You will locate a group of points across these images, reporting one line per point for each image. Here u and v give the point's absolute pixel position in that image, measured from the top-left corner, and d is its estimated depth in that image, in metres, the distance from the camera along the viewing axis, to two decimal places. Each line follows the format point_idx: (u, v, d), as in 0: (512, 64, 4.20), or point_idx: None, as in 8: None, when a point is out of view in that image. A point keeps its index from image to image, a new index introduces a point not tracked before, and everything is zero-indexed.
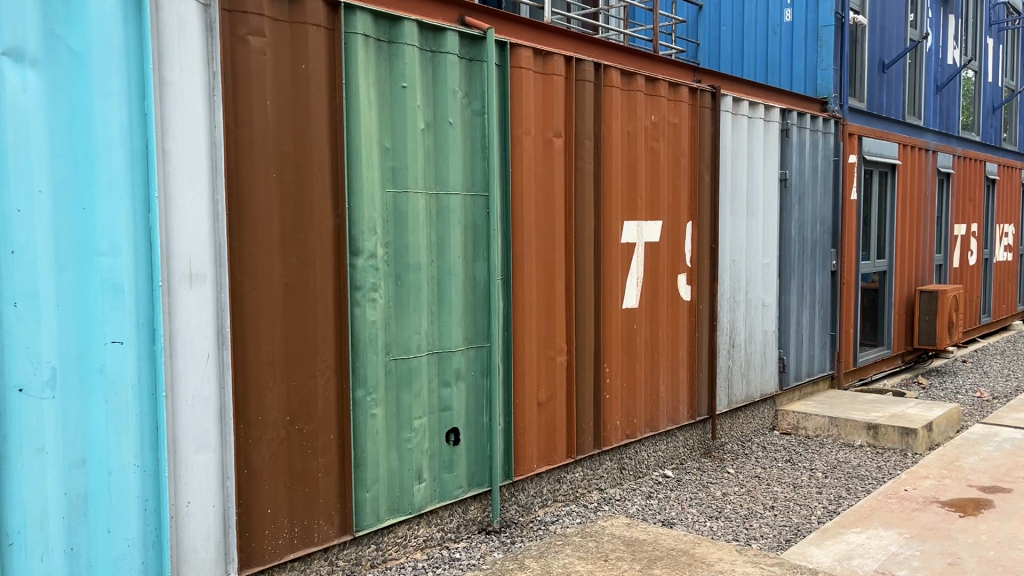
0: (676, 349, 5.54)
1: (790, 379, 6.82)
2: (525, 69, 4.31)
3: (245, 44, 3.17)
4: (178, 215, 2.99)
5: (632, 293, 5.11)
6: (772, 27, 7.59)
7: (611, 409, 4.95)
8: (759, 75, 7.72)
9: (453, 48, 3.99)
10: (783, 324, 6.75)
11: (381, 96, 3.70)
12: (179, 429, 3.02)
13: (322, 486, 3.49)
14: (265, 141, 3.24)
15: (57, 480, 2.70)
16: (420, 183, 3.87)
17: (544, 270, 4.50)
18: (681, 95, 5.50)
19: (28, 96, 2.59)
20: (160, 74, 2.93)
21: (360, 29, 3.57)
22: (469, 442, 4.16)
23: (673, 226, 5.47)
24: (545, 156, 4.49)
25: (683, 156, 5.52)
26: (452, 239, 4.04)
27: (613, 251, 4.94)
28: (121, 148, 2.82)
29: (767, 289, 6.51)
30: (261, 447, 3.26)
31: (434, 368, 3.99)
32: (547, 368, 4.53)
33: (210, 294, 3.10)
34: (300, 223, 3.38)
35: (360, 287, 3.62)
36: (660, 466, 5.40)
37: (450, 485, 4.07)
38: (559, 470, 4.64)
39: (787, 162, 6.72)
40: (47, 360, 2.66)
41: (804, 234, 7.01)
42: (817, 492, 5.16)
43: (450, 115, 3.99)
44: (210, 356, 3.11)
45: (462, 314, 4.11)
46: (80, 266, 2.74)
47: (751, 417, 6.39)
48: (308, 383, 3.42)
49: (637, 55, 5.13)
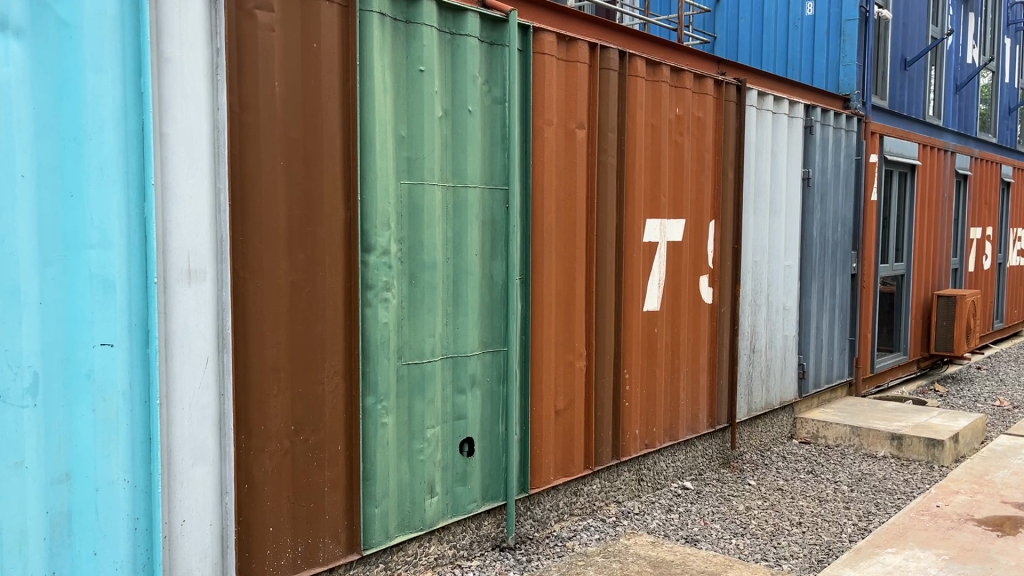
0: (697, 353, 5.29)
1: (809, 386, 6.57)
2: (548, 55, 4.04)
3: (253, 19, 2.89)
4: (176, 205, 2.72)
5: (653, 295, 4.85)
6: (793, 20, 7.30)
7: (630, 418, 4.70)
8: (778, 68, 7.44)
9: (474, 30, 3.71)
10: (804, 328, 6.51)
11: (397, 80, 3.43)
12: (174, 440, 2.74)
13: (329, 501, 3.22)
14: (272, 126, 2.97)
15: (37, 498, 2.43)
16: (437, 174, 3.59)
17: (564, 269, 4.24)
18: (706, 87, 5.23)
19: (10, 68, 2.32)
20: (158, 49, 2.65)
21: (376, 7, 3.30)
22: (484, 453, 3.90)
23: (696, 225, 5.22)
24: (567, 147, 4.21)
25: (707, 150, 5.26)
26: (470, 235, 3.76)
27: (635, 251, 4.70)
28: (114, 130, 2.55)
29: (789, 292, 6.27)
30: (263, 461, 2.98)
31: (449, 373, 3.72)
32: (565, 375, 4.27)
33: (210, 292, 2.82)
34: (309, 215, 3.11)
35: (372, 286, 3.35)
36: (678, 477, 5.15)
37: (463, 499, 3.80)
38: (576, 483, 4.38)
39: (810, 161, 6.47)
40: (29, 363, 2.39)
41: (825, 236, 6.76)
42: (844, 507, 4.91)
43: (469, 102, 3.72)
44: (209, 360, 2.83)
45: (478, 317, 3.83)
46: (67, 260, 2.47)
47: (770, 425, 6.16)
48: (315, 390, 3.15)
49: (662, 45, 4.87)
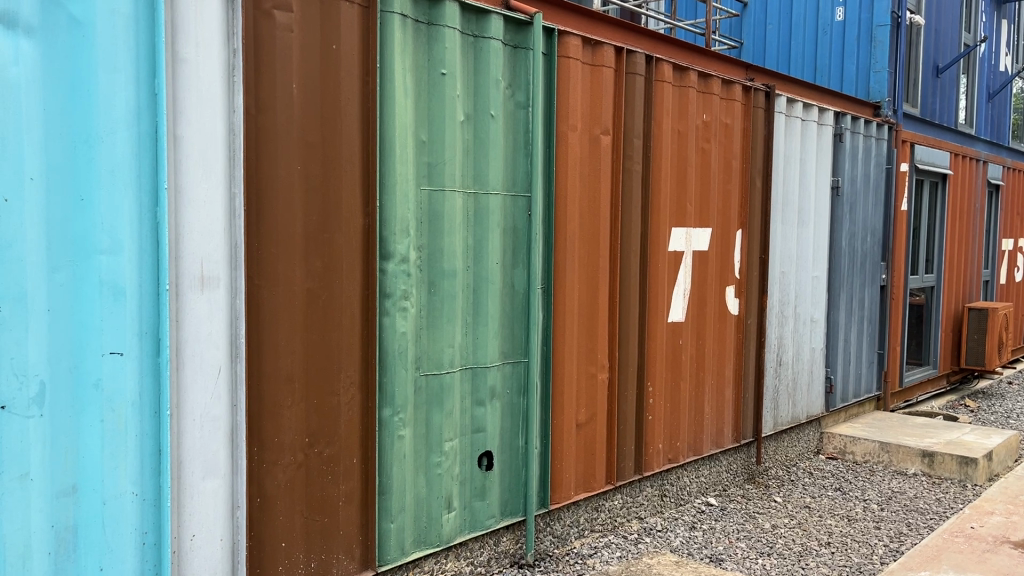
0: (722, 366, 5.16)
1: (836, 400, 6.41)
2: (574, 59, 3.94)
3: (271, 19, 2.82)
4: (189, 210, 2.64)
5: (678, 306, 4.73)
6: (822, 26, 7.19)
7: (654, 432, 4.58)
8: (806, 75, 7.36)
9: (497, 33, 3.62)
10: (832, 340, 6.36)
11: (419, 83, 3.34)
12: (185, 452, 2.66)
13: (343, 516, 3.12)
14: (290, 129, 2.89)
15: (42, 511, 2.35)
16: (458, 180, 3.50)
17: (586, 278, 4.12)
18: (734, 94, 5.11)
19: (19, 68, 2.25)
20: (172, 49, 2.58)
21: (397, 8, 3.21)
22: (503, 467, 3.79)
23: (723, 233, 5.10)
24: (591, 153, 4.11)
25: (734, 157, 5.13)
26: (491, 243, 3.66)
27: (660, 260, 4.58)
28: (127, 132, 2.48)
29: (816, 304, 6.12)
30: (276, 474, 2.90)
31: (468, 385, 3.62)
32: (587, 387, 4.15)
33: (223, 300, 2.74)
34: (326, 221, 3.02)
35: (390, 294, 3.26)
36: (702, 493, 5.01)
37: (481, 514, 3.69)
38: (598, 498, 4.26)
39: (839, 169, 6.32)
40: (35, 372, 2.32)
41: (854, 246, 6.60)
42: (874, 527, 4.75)
43: (492, 107, 3.62)
44: (222, 369, 2.75)
45: (498, 327, 3.73)
46: (77, 265, 2.40)
47: (796, 440, 6.01)
48: (330, 401, 3.06)
49: (689, 50, 4.76)
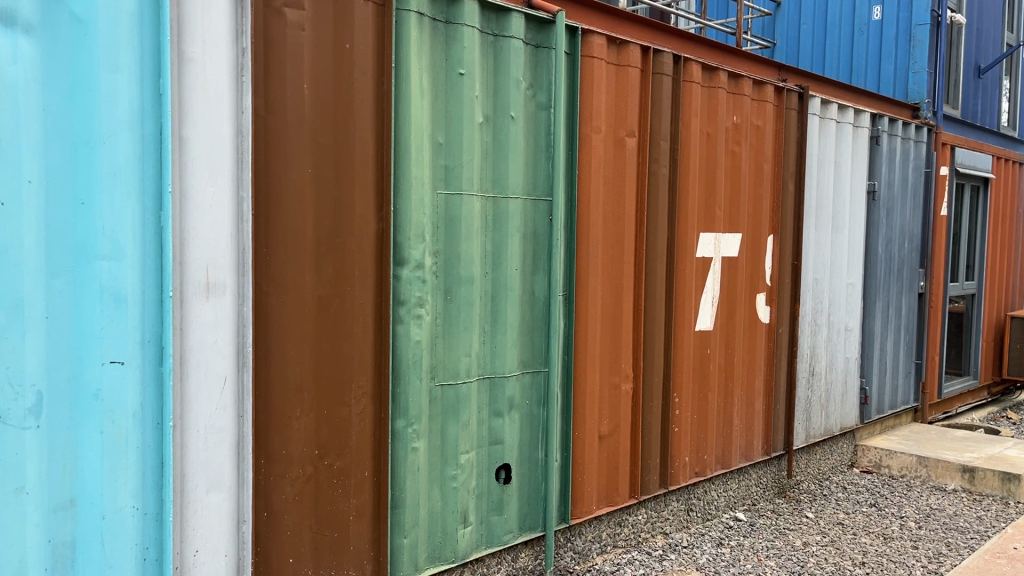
0: (753, 376, 4.99)
1: (872, 412, 6.20)
2: (598, 59, 3.82)
3: (281, 17, 2.73)
4: (195, 214, 2.56)
5: (705, 314, 4.58)
6: (859, 25, 6.99)
7: (680, 444, 4.43)
8: (842, 76, 7.15)
9: (518, 32, 3.50)
10: (867, 350, 6.15)
11: (435, 84, 3.24)
12: (189, 464, 2.57)
13: (354, 531, 3.02)
14: (300, 131, 2.79)
15: (39, 526, 2.28)
16: (476, 184, 3.39)
17: (610, 286, 3.99)
18: (766, 94, 4.95)
19: (18, 67, 2.18)
20: (178, 48, 2.49)
21: (413, 6, 3.11)
22: (522, 480, 3.66)
23: (753, 239, 4.93)
24: (615, 156, 3.97)
25: (766, 160, 4.97)
26: (510, 249, 3.54)
27: (687, 266, 4.44)
28: (129, 134, 2.40)
29: (851, 312, 5.92)
30: (284, 487, 2.80)
31: (485, 395, 3.50)
32: (610, 398, 4.02)
33: (229, 307, 2.65)
34: (338, 226, 2.92)
35: (404, 302, 3.15)
36: (730, 507, 4.84)
37: (499, 529, 3.57)
38: (621, 512, 4.12)
39: (875, 173, 6.11)
40: (32, 382, 2.24)
41: (891, 252, 6.38)
42: (912, 546, 4.55)
43: (512, 108, 3.50)
44: (228, 379, 2.66)
45: (517, 336, 3.60)
46: (77, 271, 2.32)
47: (829, 452, 5.81)
48: (341, 412, 2.96)
49: (719, 49, 4.61)
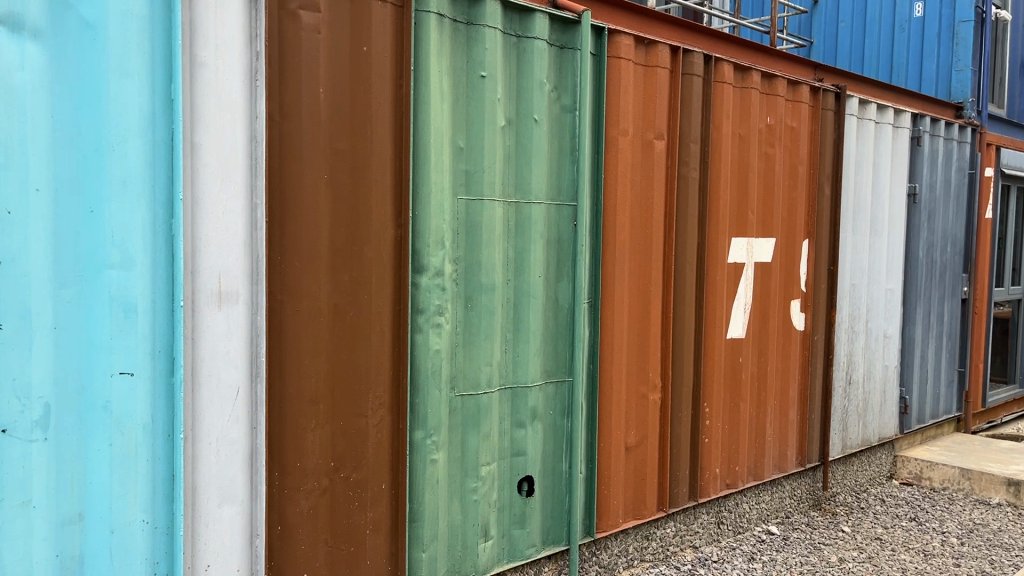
0: (786, 385, 4.85)
1: (912, 422, 6.01)
2: (625, 59, 3.71)
3: (296, 19, 2.66)
4: (207, 221, 2.50)
5: (737, 321, 4.45)
6: (899, 22, 6.79)
7: (710, 456, 4.31)
8: (881, 75, 6.95)
9: (542, 33, 3.41)
10: (907, 357, 5.96)
11: (456, 87, 3.16)
12: (201, 477, 2.52)
13: (370, 544, 2.95)
14: (316, 136, 2.73)
15: (46, 540, 2.24)
16: (498, 189, 3.30)
17: (637, 293, 3.88)
18: (801, 94, 4.79)
19: (25, 73, 2.14)
20: (190, 52, 2.43)
21: (433, 7, 3.03)
22: (545, 492, 3.57)
23: (787, 244, 4.78)
24: (643, 158, 3.86)
25: (801, 162, 4.81)
26: (533, 255, 3.45)
27: (719, 272, 4.31)
28: (140, 140, 2.35)
29: (890, 319, 5.73)
30: (298, 500, 2.74)
31: (507, 406, 3.41)
32: (638, 408, 3.91)
33: (242, 317, 2.60)
34: (354, 234, 2.86)
35: (423, 310, 3.08)
36: (763, 520, 4.70)
37: (521, 543, 3.48)
38: (648, 526, 4.00)
39: (916, 175, 5.91)
40: (39, 394, 2.20)
41: (933, 257, 6.17)
42: (953, 564, 4.35)
43: (536, 110, 3.41)
44: (241, 390, 2.60)
45: (541, 344, 3.51)
46: (86, 281, 2.27)
47: (867, 464, 5.64)
48: (357, 423, 2.89)
49: (752, 49, 4.48)
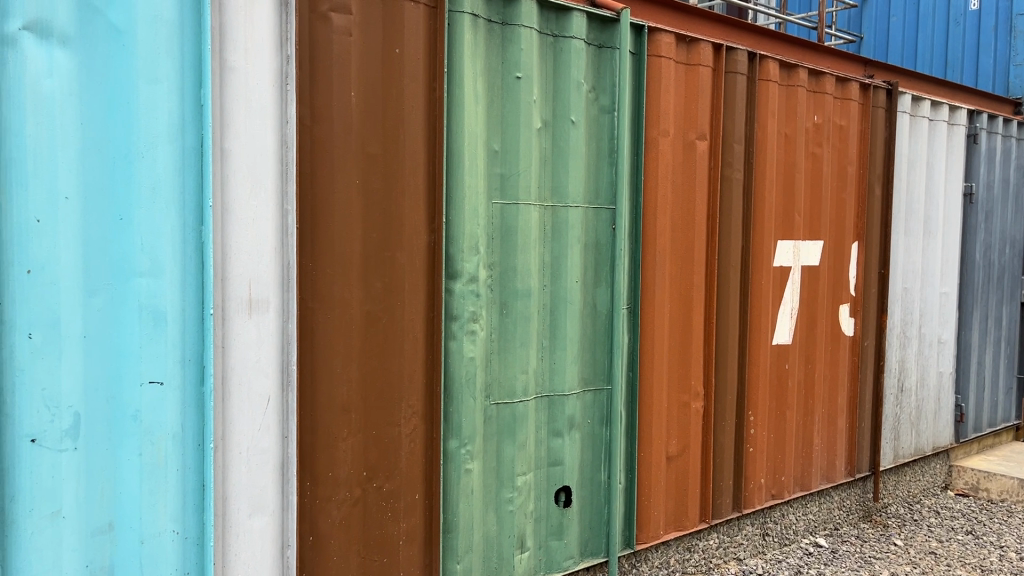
0: (835, 393, 4.69)
1: (968, 430, 5.79)
2: (666, 58, 3.61)
3: (327, 22, 2.62)
4: (237, 228, 2.47)
5: (784, 327, 4.32)
6: (954, 16, 6.67)
7: (756, 465, 4.18)
8: (936, 71, 6.83)
9: (579, 32, 3.32)
10: (963, 363, 5.74)
11: (491, 89, 3.09)
12: (231, 487, 2.49)
13: (403, 556, 2.89)
14: (348, 140, 2.69)
15: (76, 551, 2.22)
16: (534, 193, 3.23)
17: (679, 299, 3.77)
18: (851, 92, 4.64)
19: (54, 80, 2.13)
20: (220, 57, 2.40)
21: (467, 7, 2.97)
22: (583, 503, 3.49)
23: (836, 247, 4.63)
24: (685, 160, 3.75)
25: (851, 162, 4.65)
26: (570, 260, 3.37)
27: (764, 276, 4.18)
28: (169, 147, 2.33)
29: (944, 324, 5.52)
30: (330, 511, 2.70)
31: (544, 414, 3.34)
32: (679, 417, 3.80)
33: (273, 324, 2.56)
34: (387, 239, 2.81)
35: (456, 317, 3.01)
36: (810, 532, 4.54)
37: (559, 555, 3.40)
38: (691, 537, 3.89)
39: (972, 174, 5.69)
40: (68, 403, 2.19)
41: (991, 259, 5.94)
42: None
43: (573, 112, 3.33)
44: (271, 399, 2.57)
45: (578, 351, 3.43)
46: (115, 289, 2.26)
47: (920, 473, 5.44)
48: (390, 433, 2.85)
49: (799, 46, 4.33)
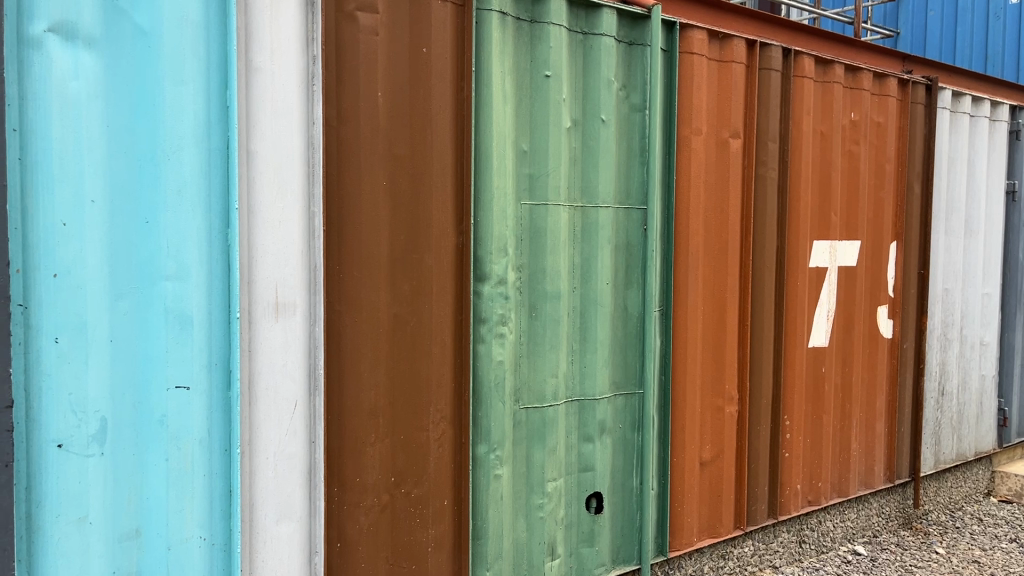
0: (873, 396, 4.57)
1: (1011, 435, 5.62)
2: (698, 55, 3.53)
3: (354, 22, 2.58)
4: (263, 231, 2.44)
5: (820, 329, 4.22)
6: (993, 10, 6.74)
7: (792, 471, 4.09)
8: (975, 66, 6.86)
9: (609, 29, 3.26)
10: (1006, 366, 5.58)
11: (519, 88, 3.04)
12: (258, 493, 2.46)
13: (432, 562, 2.85)
14: (375, 142, 2.65)
15: (103, 557, 2.21)
16: (563, 193, 3.17)
17: (713, 300, 3.69)
18: (888, 88, 4.52)
19: (80, 82, 2.11)
20: (246, 58, 2.38)
21: (496, 5, 2.92)
22: (615, 509, 3.42)
23: (873, 247, 4.51)
24: (718, 159, 3.67)
25: (889, 160, 4.54)
26: (601, 262, 3.31)
27: (800, 277, 4.08)
28: (195, 149, 2.31)
29: (986, 325, 5.37)
30: (358, 517, 2.67)
31: (574, 419, 3.28)
32: (713, 421, 3.72)
33: (300, 328, 2.53)
34: (415, 242, 2.77)
35: (485, 320, 2.96)
36: (848, 540, 4.43)
37: (590, 562, 3.34)
38: (725, 544, 3.80)
39: (1015, 171, 5.53)
40: (95, 408, 2.17)
41: None
42: None
43: (603, 111, 3.27)
44: (298, 403, 2.53)
45: (609, 354, 3.37)
46: (141, 293, 2.24)
47: (961, 479, 5.29)
48: (418, 437, 2.80)
49: (835, 41, 4.23)
